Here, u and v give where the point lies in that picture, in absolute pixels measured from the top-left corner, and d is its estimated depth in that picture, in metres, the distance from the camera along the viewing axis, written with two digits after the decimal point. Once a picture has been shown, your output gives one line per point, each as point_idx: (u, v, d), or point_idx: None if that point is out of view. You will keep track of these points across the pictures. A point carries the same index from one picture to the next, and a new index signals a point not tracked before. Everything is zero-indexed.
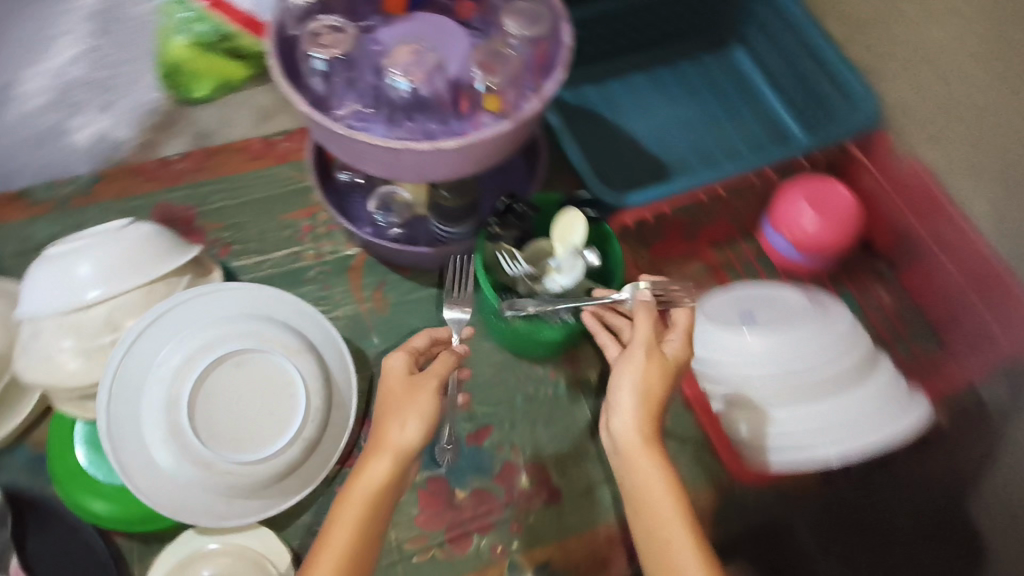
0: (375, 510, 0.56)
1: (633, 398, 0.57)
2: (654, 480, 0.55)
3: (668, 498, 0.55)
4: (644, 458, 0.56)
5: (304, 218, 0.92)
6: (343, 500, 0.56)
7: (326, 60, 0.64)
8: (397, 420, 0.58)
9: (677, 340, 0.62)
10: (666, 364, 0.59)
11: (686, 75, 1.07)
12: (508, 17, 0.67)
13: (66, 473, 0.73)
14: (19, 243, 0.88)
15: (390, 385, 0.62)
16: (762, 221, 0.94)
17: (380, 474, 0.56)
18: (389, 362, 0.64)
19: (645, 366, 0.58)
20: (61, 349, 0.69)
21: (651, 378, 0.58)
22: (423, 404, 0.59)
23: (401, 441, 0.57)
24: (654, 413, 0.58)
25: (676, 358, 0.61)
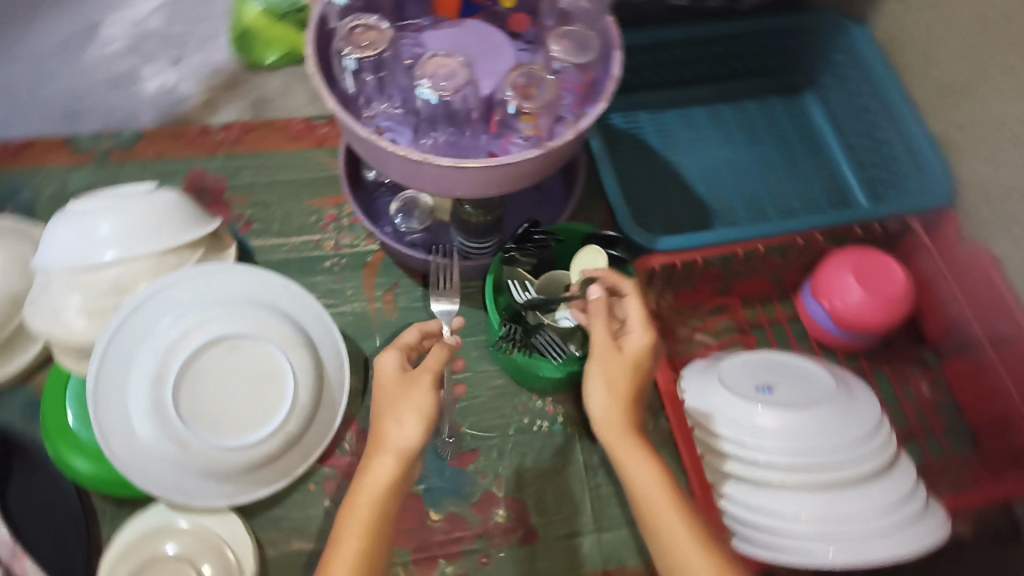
0: (383, 519, 0.51)
1: (605, 397, 0.57)
2: (648, 485, 0.54)
3: (673, 508, 0.53)
4: (628, 449, 0.55)
5: (330, 207, 0.92)
6: (353, 501, 0.51)
7: (358, 60, 0.62)
8: (395, 420, 0.53)
9: (636, 331, 0.60)
10: (619, 359, 0.58)
11: (750, 115, 1.01)
12: (557, 39, 0.64)
13: (56, 426, 0.74)
14: (55, 189, 0.90)
15: (381, 385, 0.56)
16: (805, 287, 0.88)
17: (384, 478, 0.51)
18: (381, 360, 0.57)
19: (605, 365, 0.58)
20: (68, 305, 0.70)
21: (613, 377, 0.57)
22: (421, 402, 0.54)
23: (403, 442, 0.52)
24: (628, 408, 0.57)
25: (637, 351, 0.59)
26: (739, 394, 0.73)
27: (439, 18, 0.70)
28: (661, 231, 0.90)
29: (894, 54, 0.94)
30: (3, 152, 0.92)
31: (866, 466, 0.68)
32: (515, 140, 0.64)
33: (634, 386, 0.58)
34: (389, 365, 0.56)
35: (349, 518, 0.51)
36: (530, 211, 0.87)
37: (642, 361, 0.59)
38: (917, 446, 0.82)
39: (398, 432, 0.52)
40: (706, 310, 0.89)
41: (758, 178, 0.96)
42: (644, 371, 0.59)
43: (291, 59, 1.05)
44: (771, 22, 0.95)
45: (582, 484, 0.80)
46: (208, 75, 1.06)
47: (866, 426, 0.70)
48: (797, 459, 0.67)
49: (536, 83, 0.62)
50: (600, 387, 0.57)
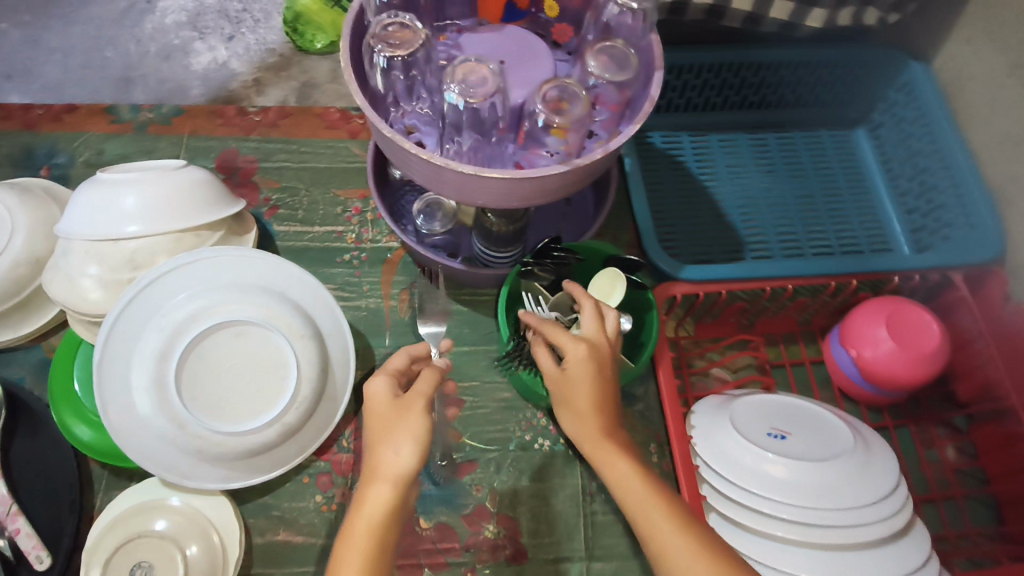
0: (384, 544, 0.47)
1: (573, 416, 0.55)
2: (635, 492, 0.51)
3: (663, 513, 0.50)
4: (603, 451, 0.54)
5: (356, 199, 0.91)
6: (349, 527, 0.47)
7: (389, 58, 0.60)
8: (389, 447, 0.49)
9: (569, 343, 0.56)
10: (565, 384, 0.55)
11: (796, 147, 0.97)
12: (597, 54, 0.62)
13: (62, 392, 0.75)
14: (91, 155, 0.92)
15: (373, 411, 0.53)
16: (833, 333, 0.84)
17: (382, 507, 0.47)
18: (370, 388, 0.54)
19: (563, 393, 0.56)
20: (85, 274, 0.71)
21: (570, 399, 0.55)
22: (419, 427, 0.50)
23: (396, 467, 0.48)
24: (593, 416, 0.54)
25: (574, 366, 0.55)
26: (749, 438, 0.69)
27: (481, 20, 0.70)
28: (690, 259, 0.88)
29: (954, 97, 0.89)
30: (46, 114, 0.94)
31: (880, 526, 0.64)
32: (542, 153, 0.63)
33: (593, 393, 0.54)
34: (379, 391, 0.53)
35: (347, 546, 0.47)
36: (556, 224, 0.85)
37: (583, 373, 0.55)
38: (934, 510, 0.78)
39: (394, 459, 0.49)
40: (726, 344, 0.86)
41: (798, 212, 0.92)
42: (593, 377, 0.54)
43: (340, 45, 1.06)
44: (827, 52, 0.92)
45: (577, 509, 0.77)
46: (259, 54, 1.06)
47: (880, 483, 0.66)
48: (802, 511, 0.64)
49: (568, 97, 0.60)
50: (567, 411, 0.56)
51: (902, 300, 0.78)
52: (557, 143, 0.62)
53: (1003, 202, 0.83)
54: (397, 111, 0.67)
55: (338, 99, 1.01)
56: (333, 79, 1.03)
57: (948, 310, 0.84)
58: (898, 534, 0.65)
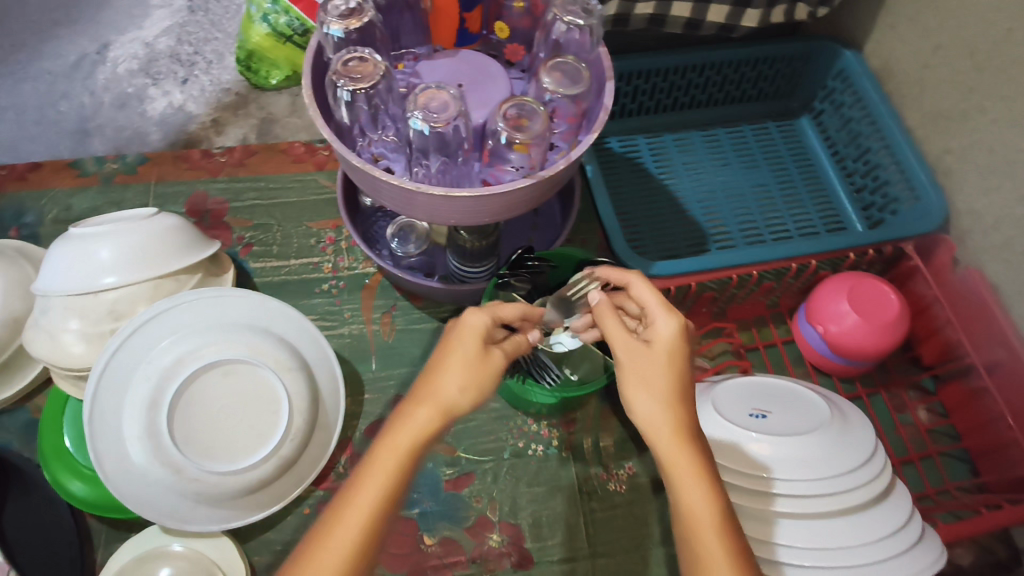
0: (408, 472, 0.47)
1: (654, 407, 0.49)
2: (701, 514, 0.47)
3: (720, 543, 0.46)
4: (681, 465, 0.48)
5: (329, 230, 0.93)
6: (378, 449, 0.47)
7: (352, 92, 0.63)
8: (456, 376, 0.49)
9: (659, 318, 0.51)
10: (648, 359, 0.50)
11: (746, 140, 1.02)
12: (550, 71, 0.66)
13: (53, 450, 0.75)
14: (59, 211, 0.92)
15: (458, 339, 0.51)
16: (799, 312, 0.88)
17: (422, 432, 0.47)
18: (466, 317, 0.52)
19: (646, 372, 0.50)
20: (67, 329, 0.71)
21: (646, 376, 0.50)
22: (488, 378, 0.50)
23: (450, 404, 0.48)
24: (678, 413, 0.49)
25: (666, 340, 0.50)
26: (732, 420, 0.72)
27: (435, 47, 0.73)
28: (657, 256, 0.91)
29: (886, 79, 0.95)
30: (10, 174, 0.94)
31: (865, 488, 0.67)
32: (507, 169, 0.66)
33: (680, 385, 0.50)
34: (475, 326, 0.51)
35: (370, 468, 0.46)
36: (527, 233, 0.88)
37: (671, 352, 0.51)
38: (913, 470, 0.82)
39: (453, 396, 0.48)
40: (703, 333, 0.89)
41: (756, 201, 0.97)
42: (680, 360, 0.51)
43: (296, 78, 1.07)
44: (766, 48, 0.96)
45: (577, 510, 0.78)
46: (215, 95, 1.08)
47: (861, 450, 0.70)
48: (793, 484, 0.67)
49: (527, 113, 0.63)
50: (643, 391, 0.50)
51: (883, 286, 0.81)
52: (522, 158, 0.65)
53: (942, 173, 0.88)
54: (364, 141, 0.69)
55: (300, 132, 1.03)
56: (293, 113, 1.05)
57: (905, 279, 0.88)
58: (882, 493, 0.68)
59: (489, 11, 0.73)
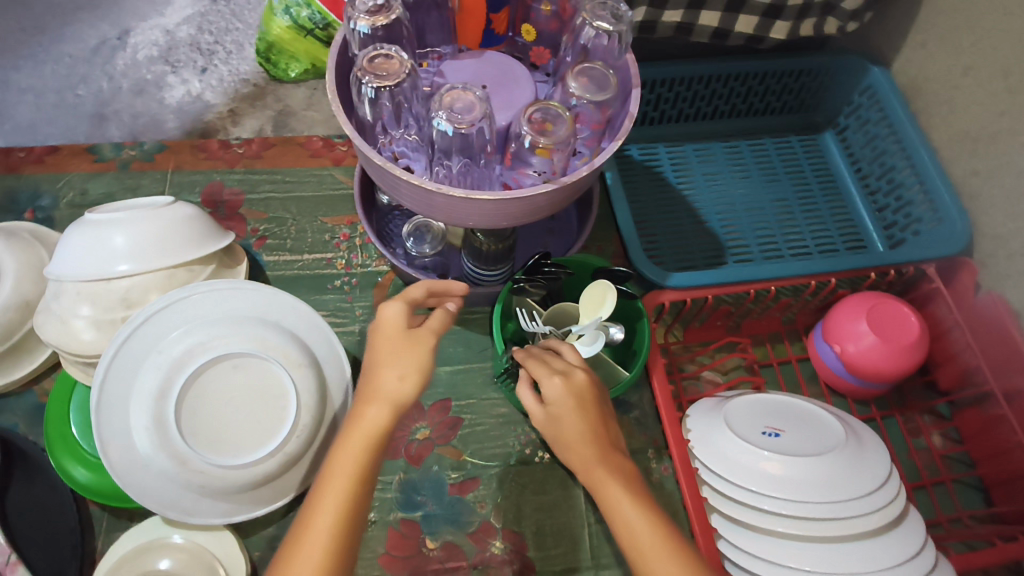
0: (364, 476, 0.51)
1: (569, 445, 0.56)
2: (630, 516, 0.52)
3: (659, 542, 0.51)
4: (598, 478, 0.54)
5: (343, 225, 0.92)
6: (333, 457, 0.52)
7: (376, 88, 0.62)
8: (392, 370, 0.54)
9: (548, 391, 0.57)
10: (554, 426, 0.57)
11: (768, 152, 1.01)
12: (577, 76, 0.65)
13: (59, 435, 0.74)
14: (74, 195, 0.92)
15: (382, 333, 0.56)
16: (816, 328, 0.87)
17: (379, 425, 0.52)
18: (383, 311, 0.57)
19: (554, 433, 0.57)
20: (78, 315, 0.71)
21: (561, 439, 0.57)
22: (422, 359, 0.55)
23: (395, 393, 0.53)
24: (588, 445, 0.55)
25: (555, 402, 0.56)
26: (745, 438, 0.71)
27: (461, 47, 0.73)
28: (672, 266, 0.90)
29: (912, 98, 0.93)
30: (28, 157, 0.94)
31: (878, 514, 0.66)
32: (528, 173, 0.66)
33: (581, 426, 0.55)
34: (393, 316, 0.56)
35: (329, 478, 0.51)
36: (543, 238, 0.86)
37: (564, 407, 0.56)
38: (925, 495, 0.81)
39: (396, 385, 0.53)
40: (715, 347, 0.88)
41: (777, 216, 0.96)
42: (572, 412, 0.56)
43: (316, 72, 1.07)
44: (792, 61, 0.95)
45: (581, 519, 0.77)
46: (234, 85, 1.07)
47: (874, 475, 0.68)
48: (801, 506, 0.66)
49: (553, 117, 0.62)
50: (563, 449, 0.57)
51: (902, 307, 0.80)
52: (544, 163, 0.64)
53: (967, 196, 0.87)
54: (385, 138, 0.68)
55: (318, 127, 1.02)
56: (310, 107, 1.04)
57: (926, 302, 0.87)
58: (897, 518, 0.67)
59: (516, 13, 0.73)
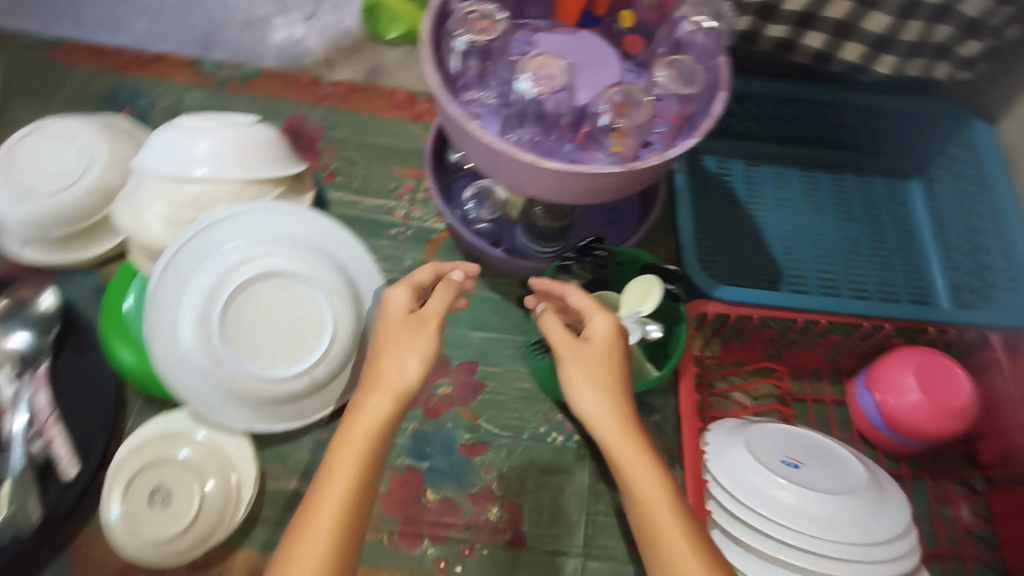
0: (370, 468, 0.51)
1: (597, 397, 0.54)
2: (654, 500, 0.51)
3: (686, 541, 0.50)
4: (625, 452, 0.53)
5: (410, 178, 0.94)
6: (334, 452, 0.51)
7: (468, 43, 0.65)
8: (396, 358, 0.54)
9: (596, 318, 0.59)
10: (590, 353, 0.56)
11: (847, 188, 0.98)
12: (664, 68, 0.66)
13: (111, 315, 0.78)
14: (170, 102, 0.97)
15: (388, 318, 0.58)
16: (859, 374, 0.84)
17: (382, 414, 0.52)
18: (390, 297, 0.59)
19: (574, 366, 0.56)
20: (152, 209, 0.75)
21: (591, 368, 0.55)
22: (425, 346, 0.56)
23: (399, 380, 0.54)
24: (618, 395, 0.55)
25: (602, 334, 0.57)
26: (763, 462, 0.70)
27: (558, 22, 0.73)
28: (722, 280, 0.89)
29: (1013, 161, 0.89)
30: (137, 59, 1.00)
31: (885, 566, 0.64)
32: (598, 155, 0.66)
33: (610, 372, 0.56)
34: (398, 302, 0.58)
35: (331, 473, 0.51)
36: (600, 228, 0.86)
37: (608, 343, 0.57)
38: (940, 567, 0.77)
39: (400, 373, 0.54)
40: (751, 371, 0.86)
41: (843, 254, 0.93)
42: (618, 349, 0.57)
43: (411, 39, 1.09)
44: (890, 100, 0.93)
45: (582, 507, 0.77)
46: (336, 31, 1.11)
47: (892, 526, 0.66)
48: (810, 540, 0.64)
49: (632, 104, 0.62)
50: (587, 399, 0.54)
51: (955, 366, 0.76)
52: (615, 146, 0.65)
53: None
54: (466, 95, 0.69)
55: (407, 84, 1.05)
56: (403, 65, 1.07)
57: (982, 371, 0.83)
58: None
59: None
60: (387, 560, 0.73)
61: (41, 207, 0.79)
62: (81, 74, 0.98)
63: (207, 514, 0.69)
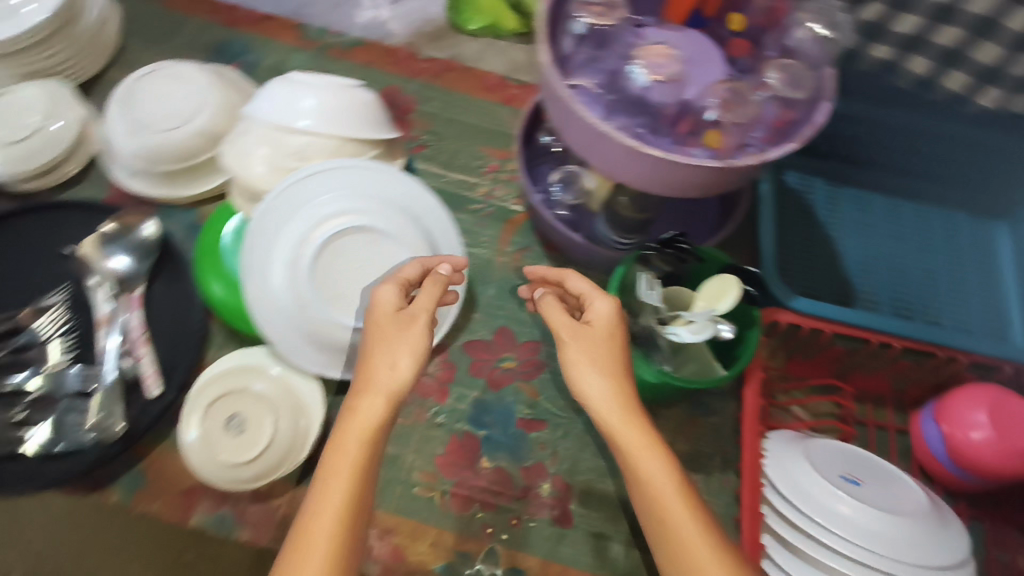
0: (367, 467, 0.53)
1: (599, 378, 0.59)
2: (662, 483, 0.54)
3: (696, 526, 0.52)
4: (633, 436, 0.56)
5: (494, 158, 0.97)
6: (332, 451, 0.53)
7: (586, 26, 0.68)
8: (388, 359, 0.57)
9: (597, 301, 0.64)
10: (594, 334, 0.61)
11: (929, 220, 0.96)
12: (774, 70, 0.68)
13: (206, 250, 0.82)
14: (275, 62, 1.02)
15: (378, 316, 0.60)
16: (926, 405, 0.82)
17: (377, 413, 0.54)
18: (380, 296, 0.62)
19: (574, 355, 0.61)
20: (257, 154, 0.79)
21: (595, 350, 0.60)
22: (415, 343, 0.59)
23: (391, 379, 0.56)
24: (621, 375, 0.59)
25: (603, 317, 0.62)
26: (821, 473, 0.69)
27: (665, 20, 0.74)
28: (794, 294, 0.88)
29: None
30: (248, 17, 1.05)
31: None
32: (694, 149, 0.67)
33: (611, 354, 0.60)
34: (387, 300, 0.61)
35: (331, 471, 0.52)
36: (679, 226, 0.87)
37: (609, 326, 0.62)
38: None
39: (393, 372, 0.56)
40: (812, 386, 0.86)
41: (918, 285, 0.91)
42: (619, 333, 0.62)
43: (493, 32, 1.04)
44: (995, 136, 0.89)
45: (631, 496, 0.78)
46: None
47: (944, 553, 0.65)
48: (864, 553, 0.64)
49: (741, 102, 0.66)
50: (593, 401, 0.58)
51: None
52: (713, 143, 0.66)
53: None
54: None
55: None
56: None
57: None
58: None
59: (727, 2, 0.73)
60: (436, 518, 0.75)
61: (150, 142, 0.83)
62: (196, 25, 1.04)
63: (273, 450, 0.71)
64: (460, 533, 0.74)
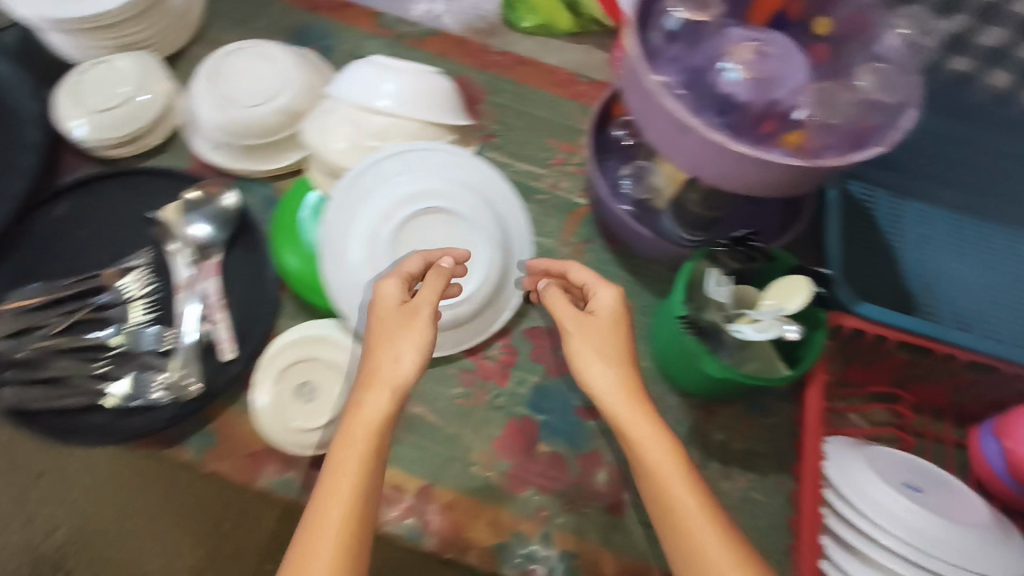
0: (373, 463, 0.54)
1: (605, 370, 0.60)
2: (671, 477, 0.56)
3: (710, 522, 0.54)
4: (642, 431, 0.57)
5: (561, 151, 0.98)
6: (337, 449, 0.54)
7: (678, 22, 0.70)
8: (390, 355, 0.58)
9: (601, 291, 0.65)
10: (597, 325, 0.63)
11: (994, 237, 0.94)
12: (864, 74, 0.69)
13: (283, 224, 0.84)
14: (350, 48, 1.04)
15: (381, 311, 0.62)
16: (987, 420, 0.81)
17: (380, 408, 0.55)
18: (382, 291, 0.63)
19: (579, 351, 0.62)
20: (339, 133, 0.81)
21: (599, 341, 0.62)
22: (419, 337, 0.59)
23: (394, 373, 0.57)
24: (626, 364, 0.61)
25: (606, 308, 0.64)
26: (884, 478, 0.69)
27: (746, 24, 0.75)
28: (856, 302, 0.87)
29: None
30: (326, 3, 1.07)
31: None
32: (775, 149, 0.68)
33: (617, 344, 0.62)
34: (390, 295, 0.62)
35: (335, 468, 0.53)
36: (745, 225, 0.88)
37: (611, 315, 0.64)
38: None
39: (395, 366, 0.57)
40: (868, 393, 0.87)
41: (980, 301, 0.90)
42: (623, 323, 0.64)
43: (547, 31, 1.04)
44: None
45: None
46: None
47: (1005, 565, 0.65)
48: (926, 558, 0.64)
49: (829, 105, 0.68)
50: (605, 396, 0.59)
51: None
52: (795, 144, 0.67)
53: None
54: None
55: None
56: None
57: None
58: None
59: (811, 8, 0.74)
60: (492, 496, 0.76)
61: (232, 116, 0.86)
62: (276, 8, 1.07)
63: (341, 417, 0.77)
64: (516, 513, 0.76)
